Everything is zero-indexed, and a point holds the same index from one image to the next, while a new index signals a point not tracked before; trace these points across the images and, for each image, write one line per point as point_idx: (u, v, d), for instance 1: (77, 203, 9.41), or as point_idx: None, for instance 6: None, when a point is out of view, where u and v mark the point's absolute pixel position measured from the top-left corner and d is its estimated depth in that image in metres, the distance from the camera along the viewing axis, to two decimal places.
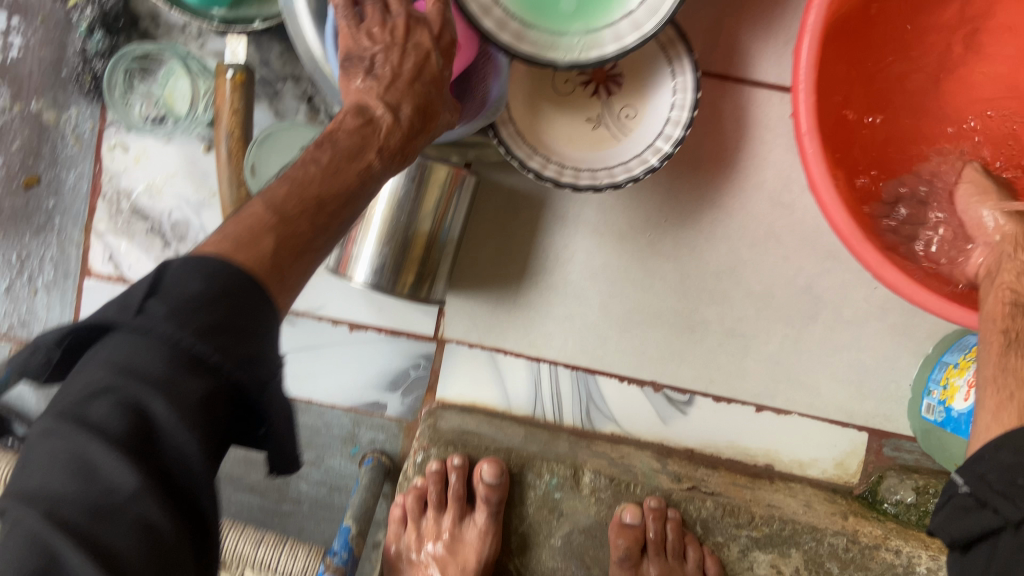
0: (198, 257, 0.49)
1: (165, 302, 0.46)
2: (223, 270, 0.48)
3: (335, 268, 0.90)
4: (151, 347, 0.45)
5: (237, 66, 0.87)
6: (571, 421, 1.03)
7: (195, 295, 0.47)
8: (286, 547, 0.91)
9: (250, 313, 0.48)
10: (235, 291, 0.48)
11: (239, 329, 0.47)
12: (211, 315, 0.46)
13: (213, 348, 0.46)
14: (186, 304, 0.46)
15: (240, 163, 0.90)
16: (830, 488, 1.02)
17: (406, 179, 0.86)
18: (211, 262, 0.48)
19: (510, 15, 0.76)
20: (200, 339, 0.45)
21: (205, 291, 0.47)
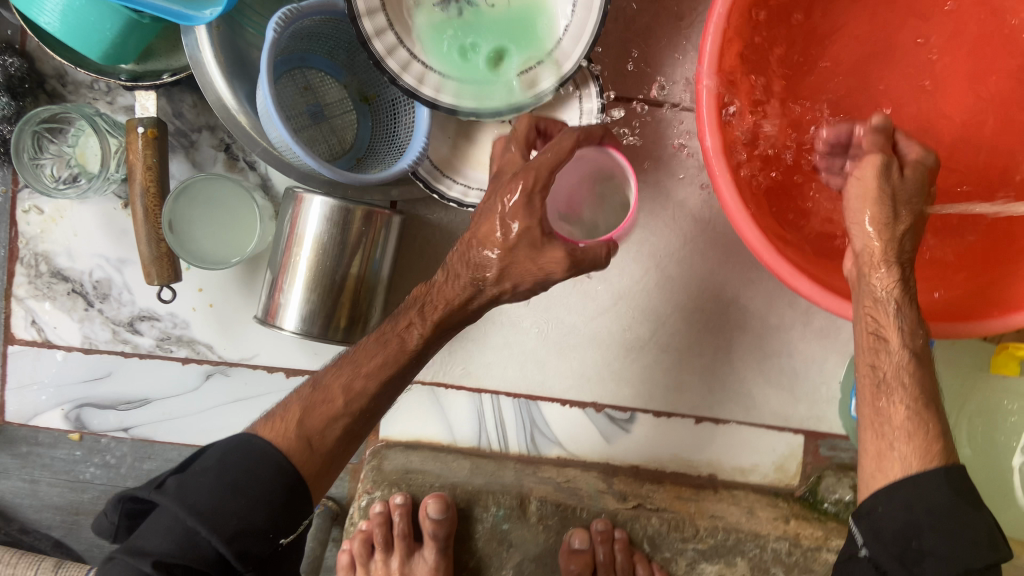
0: (246, 438, 0.75)
1: (178, 483, 0.72)
2: (253, 450, 0.73)
3: (265, 317, 0.89)
4: (171, 523, 0.71)
5: (149, 120, 0.85)
6: (517, 449, 1.03)
7: (223, 474, 0.72)
8: None
9: (258, 487, 0.72)
10: (263, 468, 0.73)
11: (265, 509, 0.72)
12: (222, 498, 0.71)
13: (223, 530, 0.70)
14: (197, 492, 0.71)
15: (157, 218, 0.87)
16: (773, 492, 1.04)
17: (327, 225, 0.86)
18: (244, 447, 0.74)
19: (430, 70, 0.85)
20: (215, 525, 0.70)
21: (228, 475, 0.72)
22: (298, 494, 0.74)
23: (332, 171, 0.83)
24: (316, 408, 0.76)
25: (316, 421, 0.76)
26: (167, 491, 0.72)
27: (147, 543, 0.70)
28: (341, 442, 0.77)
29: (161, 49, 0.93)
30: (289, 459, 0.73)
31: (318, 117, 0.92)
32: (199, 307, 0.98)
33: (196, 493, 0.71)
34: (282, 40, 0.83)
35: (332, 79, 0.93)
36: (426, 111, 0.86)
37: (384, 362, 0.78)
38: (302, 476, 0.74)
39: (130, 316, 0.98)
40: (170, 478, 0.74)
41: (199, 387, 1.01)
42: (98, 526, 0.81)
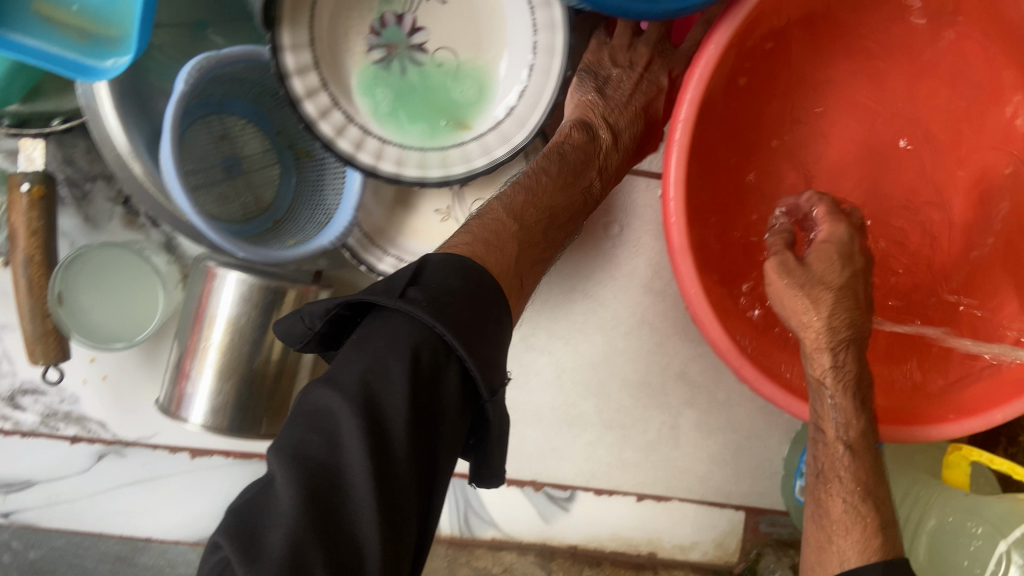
0: (451, 257, 0.60)
1: (424, 291, 0.56)
2: (471, 263, 0.60)
3: (168, 406, 0.79)
4: (406, 328, 0.54)
5: (36, 175, 0.74)
6: (448, 530, 0.97)
7: (455, 291, 0.57)
8: None
9: (472, 318, 0.56)
10: (468, 285, 0.58)
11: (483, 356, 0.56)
12: (451, 305, 0.56)
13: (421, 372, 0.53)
14: (398, 326, 0.54)
15: (44, 292, 0.75)
16: (712, 571, 1.02)
17: (245, 306, 0.76)
18: (459, 260, 0.60)
19: (368, 134, 0.77)
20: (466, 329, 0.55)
21: (461, 286, 0.57)
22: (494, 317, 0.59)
23: (243, 250, 0.72)
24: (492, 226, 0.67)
25: (489, 233, 0.66)
26: (415, 298, 0.55)
27: (370, 347, 0.54)
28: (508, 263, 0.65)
29: (49, 88, 0.80)
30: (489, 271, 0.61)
31: (233, 170, 0.81)
32: (91, 380, 0.86)
33: (452, 309, 0.55)
34: (199, 87, 0.72)
35: (254, 127, 0.82)
36: (360, 178, 0.77)
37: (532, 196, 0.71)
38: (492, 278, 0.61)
39: (10, 389, 0.86)
40: (411, 288, 0.56)
41: (90, 468, 0.89)
42: (284, 332, 0.61)
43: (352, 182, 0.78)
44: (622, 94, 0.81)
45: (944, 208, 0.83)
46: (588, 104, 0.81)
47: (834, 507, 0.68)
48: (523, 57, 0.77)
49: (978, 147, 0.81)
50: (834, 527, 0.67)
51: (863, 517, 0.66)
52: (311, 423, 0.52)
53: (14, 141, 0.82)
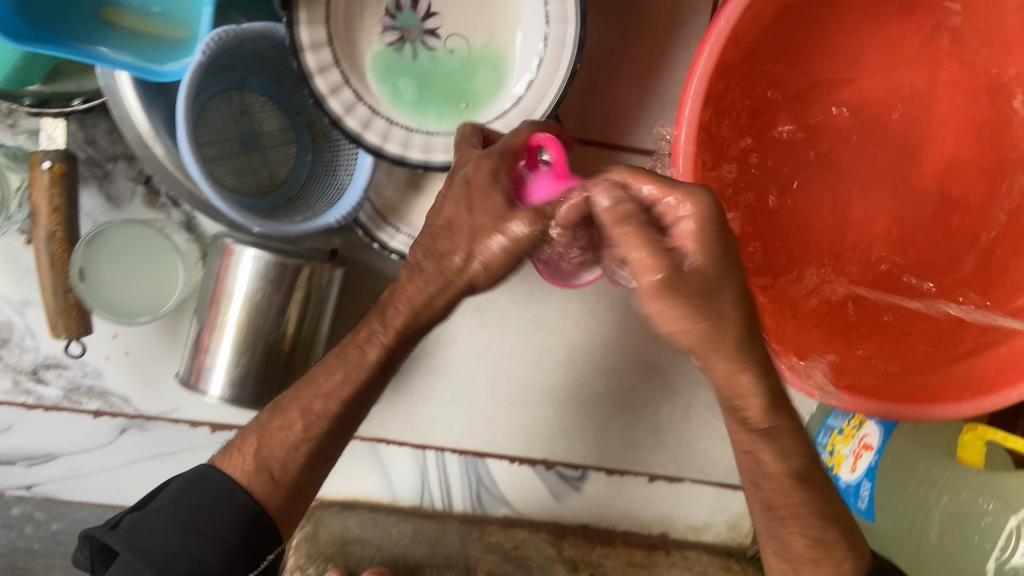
0: (208, 474, 0.71)
1: (127, 532, 0.69)
2: (228, 497, 0.70)
3: (187, 379, 0.80)
4: (149, 535, 0.68)
5: (56, 154, 0.76)
6: (461, 508, 0.97)
7: (177, 511, 0.69)
8: None
9: (217, 522, 0.69)
10: (225, 510, 0.70)
11: (224, 549, 0.69)
12: (184, 541, 0.68)
13: (170, 572, 0.67)
14: (148, 539, 0.68)
15: (66, 267, 0.77)
16: (725, 552, 1.01)
17: (262, 282, 0.77)
18: (215, 483, 0.70)
19: (377, 115, 0.77)
20: (163, 567, 0.67)
21: (184, 524, 0.69)
22: (262, 527, 0.71)
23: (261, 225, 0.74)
24: (277, 432, 0.72)
25: (278, 446, 0.72)
26: (117, 532, 0.69)
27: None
28: (305, 468, 0.73)
29: (70, 68, 0.82)
30: (244, 489, 0.70)
31: (250, 145, 0.82)
32: (113, 355, 0.88)
33: (148, 538, 0.68)
34: (220, 58, 0.74)
35: (273, 105, 0.84)
36: (369, 159, 0.78)
37: (356, 386, 0.73)
38: (264, 506, 0.71)
39: (34, 364, 0.88)
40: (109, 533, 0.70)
41: (112, 442, 0.91)
42: (79, 561, 0.74)
43: (364, 162, 0.79)
44: (458, 241, 0.65)
45: (942, 183, 0.83)
46: (412, 277, 0.70)
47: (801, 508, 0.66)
48: (535, 48, 0.78)
49: (979, 132, 0.80)
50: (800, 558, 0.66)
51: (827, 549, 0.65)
52: (160, 550, 0.68)
53: (37, 119, 0.84)
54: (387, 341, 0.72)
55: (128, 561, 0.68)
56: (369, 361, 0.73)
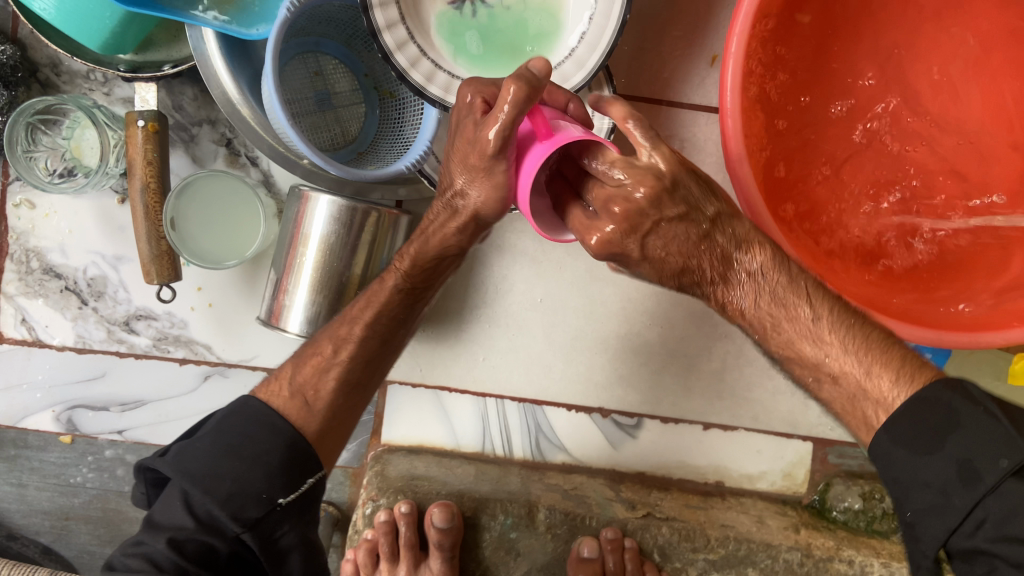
0: (251, 407, 0.75)
1: (174, 455, 0.72)
2: (265, 426, 0.74)
3: (268, 319, 0.87)
4: (195, 452, 0.72)
5: (149, 113, 0.82)
6: (521, 454, 1.02)
7: (218, 438, 0.73)
8: None
9: (254, 446, 0.72)
10: (266, 439, 0.73)
11: (262, 470, 0.72)
12: (223, 464, 0.71)
13: (216, 492, 0.70)
14: (192, 458, 0.71)
15: (159, 217, 0.83)
16: (780, 500, 1.03)
17: (335, 226, 0.83)
18: (254, 415, 0.75)
19: (440, 68, 0.83)
20: (208, 487, 0.70)
21: (224, 447, 0.72)
22: (299, 451, 0.74)
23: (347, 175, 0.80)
24: (308, 362, 0.77)
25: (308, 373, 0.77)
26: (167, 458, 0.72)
27: (162, 513, 0.71)
28: (340, 395, 0.78)
29: (160, 39, 0.89)
30: (283, 417, 0.75)
31: (324, 104, 0.88)
32: (198, 306, 0.95)
33: (194, 459, 0.71)
34: (298, 20, 0.80)
35: (345, 68, 0.89)
36: (434, 111, 0.83)
37: (380, 309, 0.77)
38: (301, 432, 0.75)
39: (126, 315, 0.95)
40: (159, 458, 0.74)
41: (196, 388, 0.98)
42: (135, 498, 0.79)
43: (430, 115, 0.85)
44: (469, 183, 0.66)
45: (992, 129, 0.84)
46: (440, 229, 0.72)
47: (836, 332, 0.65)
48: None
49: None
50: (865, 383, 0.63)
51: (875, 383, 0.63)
52: (200, 475, 0.70)
53: (131, 88, 0.92)
54: (397, 285, 0.77)
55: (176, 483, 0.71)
56: (393, 298, 0.77)
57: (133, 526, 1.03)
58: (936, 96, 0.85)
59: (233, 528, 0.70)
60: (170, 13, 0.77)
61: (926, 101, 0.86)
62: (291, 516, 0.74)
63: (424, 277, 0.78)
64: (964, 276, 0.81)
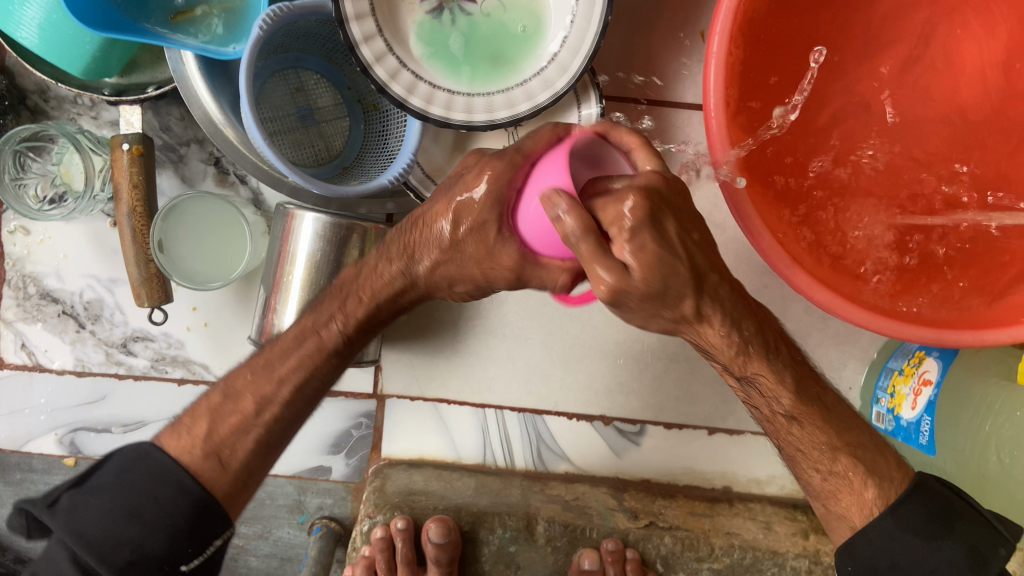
0: (153, 459, 0.68)
1: (68, 505, 0.65)
2: (159, 492, 0.66)
3: (259, 339, 0.87)
4: (88, 513, 0.65)
5: (134, 137, 0.82)
6: (523, 465, 1.00)
7: (118, 496, 0.65)
8: None
9: (147, 509, 0.65)
10: (164, 506, 0.66)
11: (167, 535, 0.65)
12: (114, 525, 0.64)
13: (109, 559, 0.63)
14: (80, 515, 0.64)
15: (146, 240, 0.83)
16: (791, 504, 1.00)
17: (320, 243, 0.83)
18: (158, 466, 0.67)
19: (420, 80, 0.82)
20: (104, 554, 0.63)
21: (115, 506, 0.65)
22: (202, 515, 0.67)
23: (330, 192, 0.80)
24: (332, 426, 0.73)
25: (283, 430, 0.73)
26: (58, 509, 0.65)
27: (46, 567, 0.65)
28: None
29: (144, 61, 0.89)
30: (191, 476, 0.67)
31: (307, 120, 0.87)
32: (193, 326, 0.95)
33: (87, 517, 0.64)
34: (274, 37, 0.79)
35: (327, 82, 0.89)
36: (416, 123, 0.82)
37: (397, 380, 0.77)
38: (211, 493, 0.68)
39: (123, 337, 0.96)
40: (66, 494, 0.66)
41: None
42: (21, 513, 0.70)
43: (411, 128, 0.84)
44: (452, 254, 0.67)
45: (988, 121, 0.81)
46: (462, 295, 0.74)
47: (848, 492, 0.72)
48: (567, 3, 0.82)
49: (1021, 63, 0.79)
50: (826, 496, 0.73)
51: (844, 479, 0.71)
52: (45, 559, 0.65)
53: (118, 111, 0.93)
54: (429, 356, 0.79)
55: (62, 538, 0.64)
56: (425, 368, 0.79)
57: None
58: (923, 92, 0.83)
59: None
60: (150, 36, 0.77)
61: (919, 95, 0.83)
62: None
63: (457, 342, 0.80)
64: (967, 274, 0.79)
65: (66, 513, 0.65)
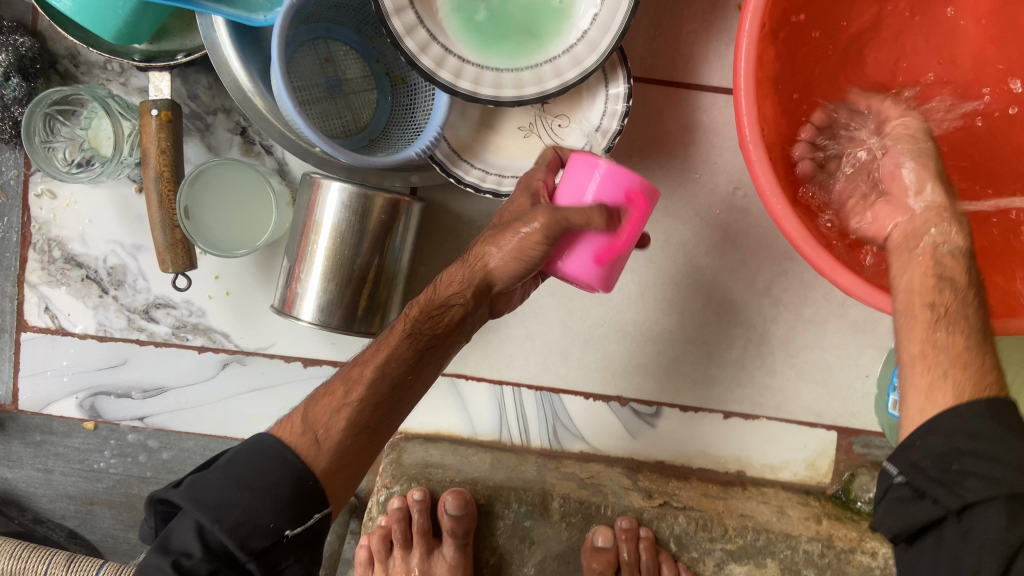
0: (258, 439, 0.75)
1: (192, 484, 0.72)
2: (263, 455, 0.73)
3: (281, 307, 0.88)
4: (195, 493, 0.71)
5: (162, 103, 0.82)
6: (538, 443, 1.01)
7: (231, 471, 0.72)
8: (74, 564, 0.86)
9: (260, 474, 0.71)
10: (274, 472, 0.72)
11: (272, 503, 0.70)
12: (231, 493, 0.70)
13: (227, 522, 0.69)
14: (205, 487, 0.71)
15: (172, 205, 0.84)
16: (803, 490, 1.01)
17: (345, 213, 0.83)
18: (257, 443, 0.74)
19: (450, 53, 0.82)
20: (220, 516, 0.69)
21: (230, 477, 0.71)
22: (306, 487, 0.72)
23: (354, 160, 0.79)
24: (322, 401, 0.76)
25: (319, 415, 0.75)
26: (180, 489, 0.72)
27: (171, 541, 0.69)
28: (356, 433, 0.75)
29: (174, 28, 0.90)
30: (294, 451, 0.73)
31: (335, 91, 0.87)
32: (215, 295, 0.96)
33: (207, 491, 0.71)
34: (307, 7, 0.80)
35: (356, 54, 0.89)
36: (445, 97, 0.82)
37: (390, 353, 0.76)
38: (312, 466, 0.72)
39: (146, 303, 0.96)
40: (186, 478, 0.74)
41: (214, 376, 0.99)
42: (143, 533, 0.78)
43: (440, 102, 0.84)
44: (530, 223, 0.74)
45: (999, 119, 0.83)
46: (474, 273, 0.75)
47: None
48: None
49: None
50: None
51: None
52: (241, 485, 0.71)
53: (147, 78, 0.93)
54: (405, 330, 0.77)
55: (187, 512, 0.70)
56: (403, 344, 0.77)
57: None
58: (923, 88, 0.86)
59: (240, 556, 0.69)
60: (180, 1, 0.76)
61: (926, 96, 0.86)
62: (298, 549, 0.73)
63: (432, 324, 0.77)
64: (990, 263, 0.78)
65: (188, 494, 0.71)
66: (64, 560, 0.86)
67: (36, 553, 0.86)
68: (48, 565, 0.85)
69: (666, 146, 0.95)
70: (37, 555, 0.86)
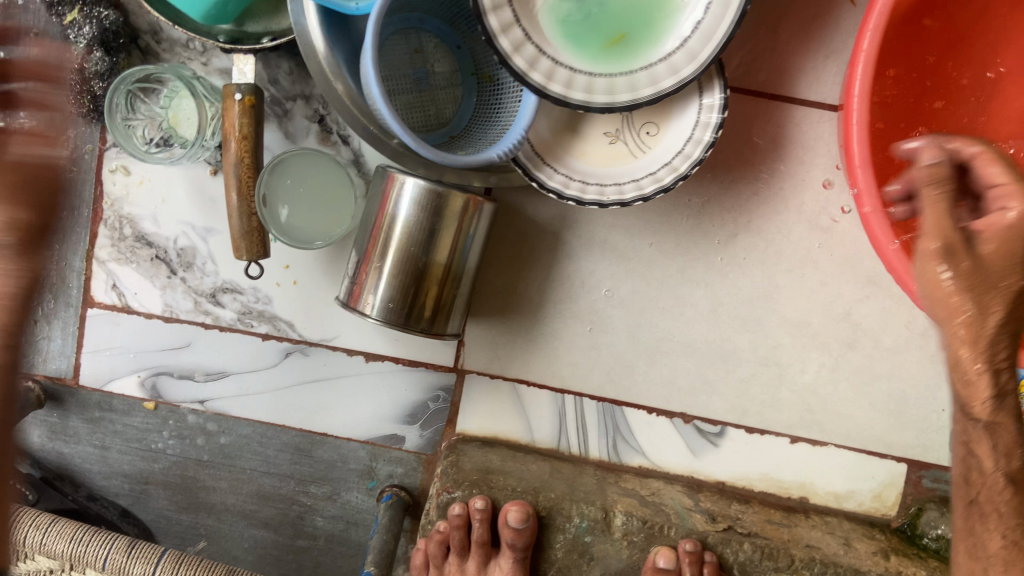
0: None
1: None
2: None
3: (347, 300, 0.86)
4: None
5: (246, 87, 0.81)
6: (597, 455, 0.99)
7: None
8: (135, 550, 0.84)
9: None
10: None
11: None
12: None
13: None
14: None
15: (250, 191, 0.82)
16: (867, 522, 0.98)
17: (419, 211, 0.81)
18: None
19: (544, 54, 0.79)
20: None
21: None
22: None
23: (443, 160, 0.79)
24: None
25: None
26: None
27: None
28: None
29: (261, 10, 0.88)
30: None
31: (422, 83, 0.86)
32: (283, 283, 0.95)
33: None
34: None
35: (444, 46, 0.87)
36: (533, 98, 0.80)
37: None
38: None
39: (213, 287, 0.95)
40: None
41: (277, 364, 0.98)
42: None
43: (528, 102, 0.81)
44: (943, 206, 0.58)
45: None
46: None
47: (991, 541, 0.64)
48: None
49: None
50: (991, 561, 0.64)
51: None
52: None
53: (228, 59, 0.92)
54: None
55: None
56: None
57: (210, 494, 1.03)
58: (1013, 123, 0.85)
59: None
60: None
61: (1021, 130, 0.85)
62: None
63: None
64: None
65: None
66: (124, 543, 0.84)
67: (96, 537, 0.84)
68: (108, 552, 0.84)
69: (752, 160, 0.92)
70: (97, 539, 0.84)
